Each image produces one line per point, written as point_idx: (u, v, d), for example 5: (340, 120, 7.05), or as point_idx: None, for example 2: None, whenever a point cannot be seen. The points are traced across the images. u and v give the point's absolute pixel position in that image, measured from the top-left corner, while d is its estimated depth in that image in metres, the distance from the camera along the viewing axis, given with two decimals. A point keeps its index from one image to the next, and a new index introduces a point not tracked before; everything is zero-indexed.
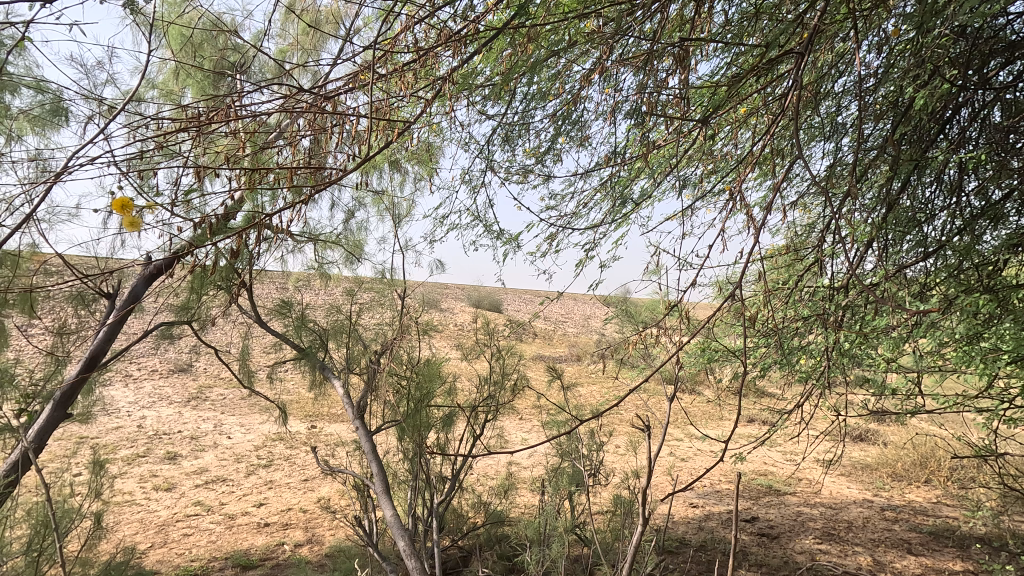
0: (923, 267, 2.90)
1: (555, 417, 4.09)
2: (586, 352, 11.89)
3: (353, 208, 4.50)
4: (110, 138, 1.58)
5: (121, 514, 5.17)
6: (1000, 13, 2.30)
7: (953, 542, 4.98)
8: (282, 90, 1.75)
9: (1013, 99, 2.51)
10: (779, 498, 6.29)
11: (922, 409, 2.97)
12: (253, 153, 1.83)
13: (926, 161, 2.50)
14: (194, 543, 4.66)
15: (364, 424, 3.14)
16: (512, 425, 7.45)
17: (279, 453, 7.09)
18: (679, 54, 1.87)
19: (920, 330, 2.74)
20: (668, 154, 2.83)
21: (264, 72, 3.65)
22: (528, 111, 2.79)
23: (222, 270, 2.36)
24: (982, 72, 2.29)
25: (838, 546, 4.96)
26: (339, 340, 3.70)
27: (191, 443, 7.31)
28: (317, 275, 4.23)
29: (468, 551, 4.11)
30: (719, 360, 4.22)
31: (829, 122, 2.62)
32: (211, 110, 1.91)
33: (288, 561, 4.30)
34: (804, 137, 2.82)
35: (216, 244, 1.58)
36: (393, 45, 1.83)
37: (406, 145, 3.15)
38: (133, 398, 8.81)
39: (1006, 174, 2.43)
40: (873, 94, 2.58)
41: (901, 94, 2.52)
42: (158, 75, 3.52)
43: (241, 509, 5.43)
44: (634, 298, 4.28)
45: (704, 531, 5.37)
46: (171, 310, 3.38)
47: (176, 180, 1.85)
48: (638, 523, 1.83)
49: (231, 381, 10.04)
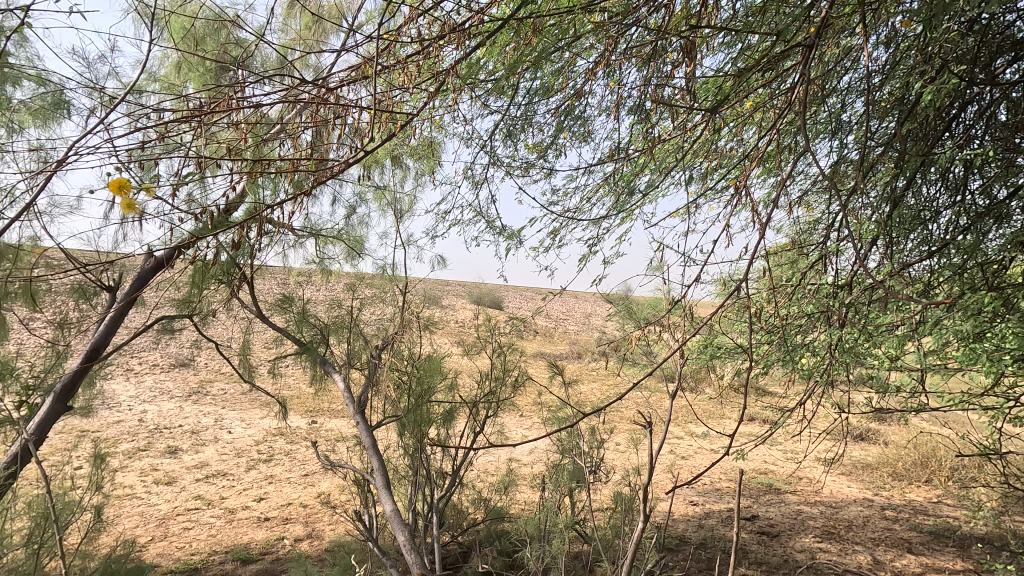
0: (927, 265, 2.88)
1: (556, 414, 4.09)
2: (587, 350, 11.89)
3: (354, 204, 4.48)
4: (111, 129, 1.57)
5: (121, 508, 5.18)
6: (1009, 9, 2.28)
7: (954, 541, 4.97)
8: (284, 82, 1.73)
9: (1020, 96, 2.49)
10: (778, 496, 6.29)
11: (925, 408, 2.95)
12: (253, 146, 1.82)
13: (932, 158, 2.48)
14: (193, 537, 4.67)
15: (364, 419, 3.12)
16: (513, 421, 7.45)
17: (280, 448, 7.10)
18: (685, 48, 1.85)
19: (923, 329, 2.73)
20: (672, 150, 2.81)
21: (266, 66, 3.64)
22: (531, 106, 2.77)
23: (221, 263, 2.35)
24: (989, 69, 2.27)
25: (837, 545, 4.96)
26: (340, 335, 3.69)
27: (191, 437, 7.32)
28: (318, 270, 4.22)
29: (468, 547, 4.10)
30: (720, 358, 4.21)
31: (834, 118, 2.60)
32: (212, 102, 1.90)
33: (288, 555, 4.31)
34: (809, 134, 2.80)
35: (216, 235, 1.57)
36: (396, 37, 1.81)
37: (408, 140, 3.13)
38: (134, 392, 8.81)
39: (1013, 173, 2.41)
40: (880, 90, 2.56)
41: (908, 91, 2.50)
42: (160, 69, 3.51)
43: (241, 503, 5.44)
44: (635, 296, 4.27)
45: (704, 528, 5.37)
46: (172, 304, 3.37)
47: (176, 172, 1.84)
48: (640, 518, 1.73)
49: (232, 376, 10.04)
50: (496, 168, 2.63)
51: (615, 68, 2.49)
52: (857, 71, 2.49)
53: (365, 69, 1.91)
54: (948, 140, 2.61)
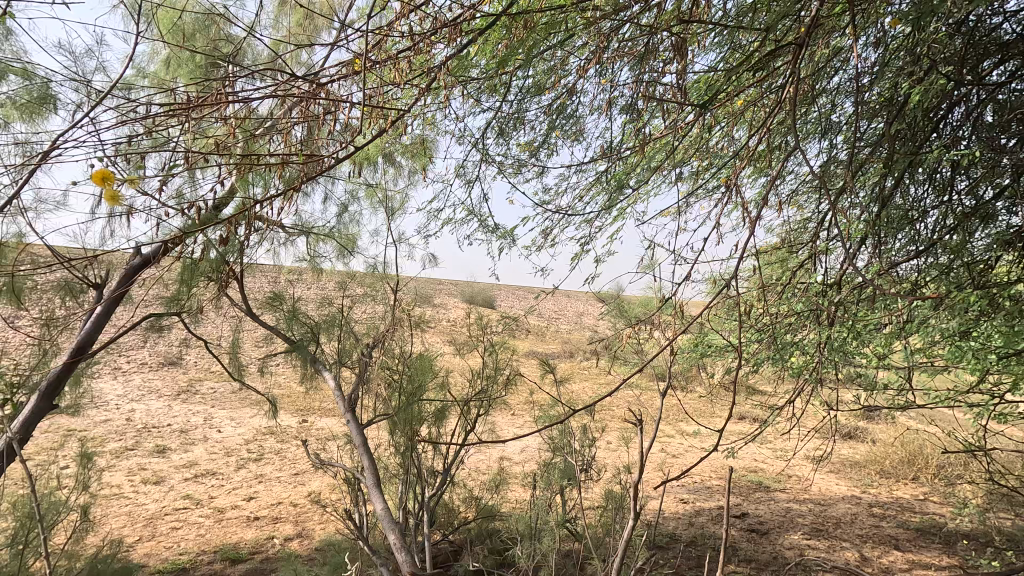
0: (914, 265, 2.91)
1: (547, 413, 4.09)
2: (579, 349, 11.92)
3: (346, 202, 4.48)
4: (98, 122, 1.56)
5: (109, 507, 5.13)
6: (995, 13, 2.31)
7: (939, 538, 5.03)
8: (275, 77, 1.73)
9: (1006, 98, 2.52)
10: (768, 494, 6.34)
11: (913, 405, 2.98)
12: (243, 140, 1.81)
13: (919, 159, 2.52)
14: (182, 537, 4.63)
15: (355, 417, 3.11)
16: (505, 420, 7.45)
17: (270, 447, 7.05)
18: (677, 47, 1.86)
19: (911, 327, 2.75)
20: (664, 148, 2.82)
21: (257, 63, 3.61)
22: (523, 105, 2.78)
23: (209, 259, 2.33)
24: (976, 70, 2.30)
25: (825, 541, 5.00)
26: (331, 333, 3.67)
27: (181, 436, 7.26)
28: (310, 268, 4.21)
29: (459, 546, 4.10)
30: (712, 357, 4.24)
31: (823, 118, 2.63)
32: (202, 97, 1.88)
33: (277, 555, 4.28)
34: (798, 134, 2.83)
35: (205, 229, 1.55)
36: (388, 33, 1.81)
37: (400, 138, 3.13)
38: (122, 391, 8.72)
39: (998, 174, 2.44)
40: (870, 89, 2.58)
41: (896, 92, 2.53)
42: (149, 65, 3.47)
43: (231, 502, 5.40)
44: (628, 295, 4.29)
45: (694, 526, 5.40)
46: (161, 301, 3.34)
47: (165, 166, 1.82)
48: (630, 519, 1.70)
49: (222, 375, 9.97)
50: (489, 166, 2.63)
51: (607, 67, 2.50)
52: (846, 71, 2.51)
53: (357, 65, 1.91)
54: (935, 140, 2.65)
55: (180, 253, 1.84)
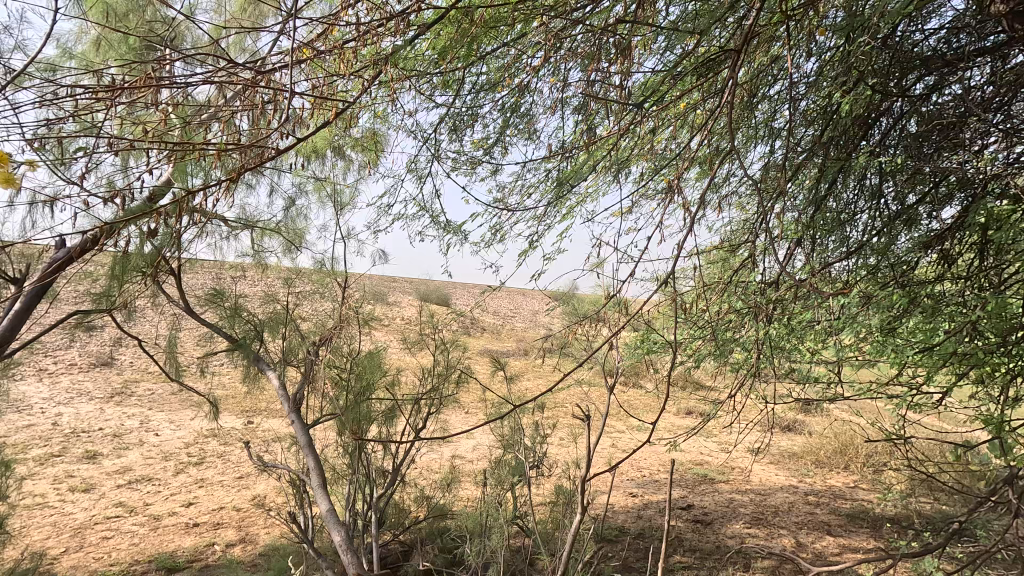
0: (845, 265, 3.07)
1: (499, 410, 4.10)
2: (533, 347, 11.99)
3: (294, 195, 4.34)
4: (13, 104, 1.45)
5: (31, 518, 4.79)
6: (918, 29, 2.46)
7: (867, 522, 5.35)
8: (213, 62, 1.65)
9: (927, 110, 2.69)
10: (712, 486, 6.58)
11: (843, 398, 3.15)
12: (177, 128, 1.72)
13: (850, 165, 2.66)
14: (114, 546, 4.38)
15: (301, 417, 3.02)
16: (458, 419, 7.42)
17: (212, 450, 6.76)
18: (625, 49, 1.89)
19: (841, 324, 2.91)
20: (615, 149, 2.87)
21: (197, 47, 3.44)
22: (476, 102, 2.77)
23: (139, 253, 2.21)
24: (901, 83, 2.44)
25: (764, 529, 5.24)
26: (276, 331, 3.55)
27: (113, 441, 6.86)
28: (255, 263, 4.06)
29: (409, 546, 4.06)
30: (659, 354, 4.36)
31: (764, 124, 2.74)
32: (133, 82, 1.78)
33: (218, 562, 4.11)
34: (741, 139, 2.93)
35: (134, 221, 1.47)
36: (334, 23, 1.76)
37: (350, 131, 3.06)
38: (48, 394, 8.16)
39: (920, 180, 2.60)
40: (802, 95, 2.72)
41: (829, 101, 2.66)
42: (78, 46, 3.27)
43: (169, 509, 5.15)
44: (579, 293, 4.35)
45: (642, 519, 5.54)
46: (89, 298, 3.14)
47: (91, 153, 1.71)
48: (577, 511, 1.72)
49: (161, 375, 9.48)
50: (441, 163, 2.61)
51: (559, 66, 2.53)
52: (785, 79, 2.63)
53: (302, 53, 1.85)
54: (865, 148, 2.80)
55: (109, 246, 1.74)
